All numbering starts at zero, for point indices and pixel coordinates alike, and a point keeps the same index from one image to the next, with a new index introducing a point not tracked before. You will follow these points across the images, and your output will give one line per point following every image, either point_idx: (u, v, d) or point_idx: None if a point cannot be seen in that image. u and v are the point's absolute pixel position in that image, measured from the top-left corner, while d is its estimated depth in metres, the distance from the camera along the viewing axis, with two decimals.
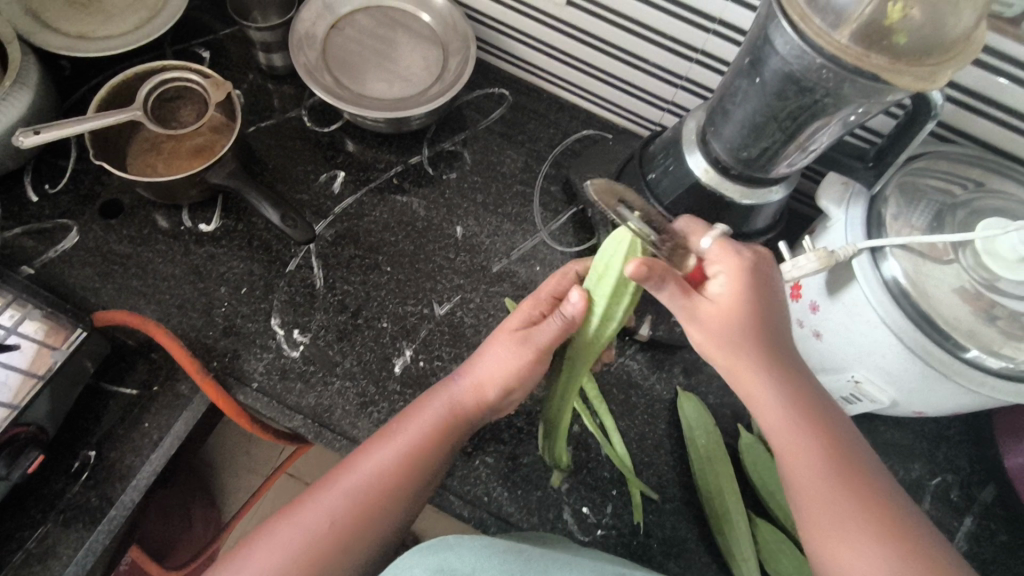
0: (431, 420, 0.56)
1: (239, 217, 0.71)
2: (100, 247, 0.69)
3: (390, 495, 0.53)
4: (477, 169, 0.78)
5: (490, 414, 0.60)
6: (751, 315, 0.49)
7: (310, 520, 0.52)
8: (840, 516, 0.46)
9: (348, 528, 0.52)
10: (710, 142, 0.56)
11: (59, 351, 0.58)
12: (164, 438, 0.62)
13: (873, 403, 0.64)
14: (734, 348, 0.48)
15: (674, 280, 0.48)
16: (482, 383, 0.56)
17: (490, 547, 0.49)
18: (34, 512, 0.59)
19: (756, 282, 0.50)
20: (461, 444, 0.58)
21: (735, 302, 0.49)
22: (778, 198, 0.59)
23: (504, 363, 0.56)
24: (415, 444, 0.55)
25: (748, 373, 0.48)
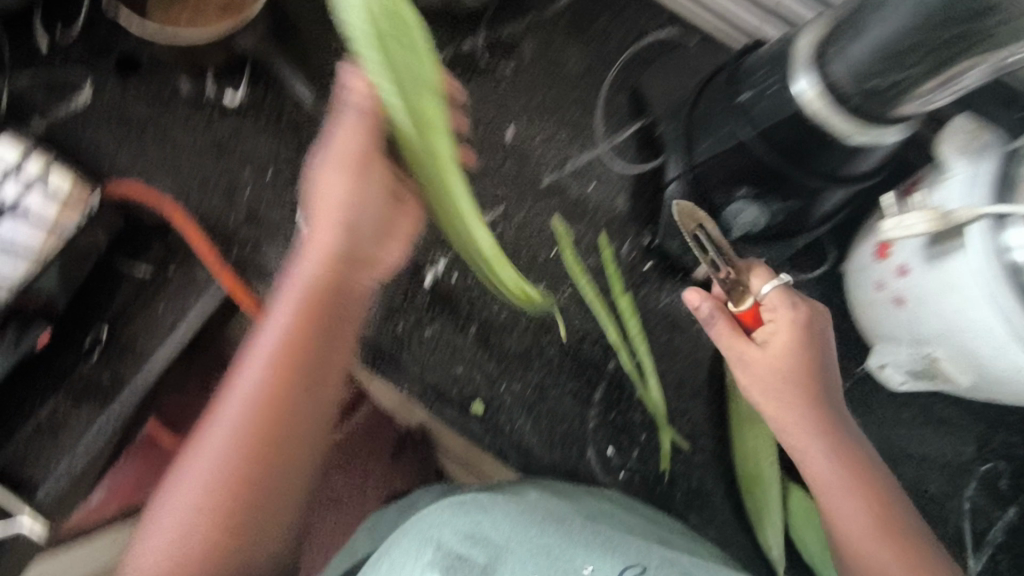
0: (264, 364, 0.45)
1: (268, 89, 0.63)
2: (116, 108, 0.62)
3: (256, 464, 0.45)
4: (537, 63, 0.68)
5: (356, 282, 0.47)
6: (805, 367, 0.54)
7: (187, 487, 0.45)
8: (864, 532, 0.52)
9: (259, 417, 0.45)
10: (828, 63, 0.47)
11: (87, 210, 0.56)
12: (178, 324, 0.58)
13: (946, 382, 0.58)
14: (790, 401, 0.54)
15: (720, 317, 0.56)
16: (297, 290, 0.45)
17: (531, 514, 0.49)
18: (46, 385, 0.57)
19: (802, 327, 0.54)
20: (349, 330, 0.48)
21: (789, 344, 0.54)
22: (892, 142, 0.49)
23: (345, 212, 0.44)
24: (297, 314, 0.45)
25: (806, 441, 0.54)
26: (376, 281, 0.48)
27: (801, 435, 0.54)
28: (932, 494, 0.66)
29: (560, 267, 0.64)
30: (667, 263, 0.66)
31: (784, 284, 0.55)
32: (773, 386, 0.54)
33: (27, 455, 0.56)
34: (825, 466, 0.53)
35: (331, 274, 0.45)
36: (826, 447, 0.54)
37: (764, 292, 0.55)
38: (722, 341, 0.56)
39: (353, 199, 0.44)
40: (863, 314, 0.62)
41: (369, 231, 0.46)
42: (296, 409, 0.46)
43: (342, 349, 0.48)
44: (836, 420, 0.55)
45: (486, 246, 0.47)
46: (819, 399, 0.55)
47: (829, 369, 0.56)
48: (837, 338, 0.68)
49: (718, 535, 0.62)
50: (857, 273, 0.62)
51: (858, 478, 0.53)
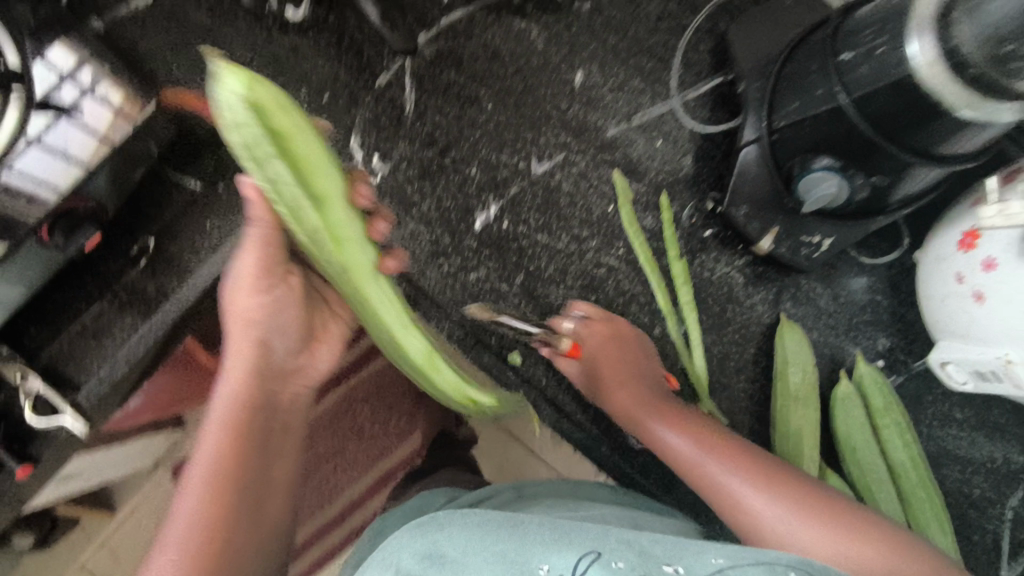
0: (217, 429, 0.46)
1: (330, 9, 0.60)
2: (175, 11, 0.60)
3: (223, 542, 0.44)
4: (616, 4, 0.64)
5: (287, 366, 0.50)
6: (639, 382, 0.58)
7: (162, 549, 0.43)
8: (782, 510, 0.49)
9: (219, 490, 0.45)
10: (954, 23, 0.42)
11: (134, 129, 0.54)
12: (224, 243, 0.58)
13: (1015, 389, 0.54)
14: (647, 419, 0.56)
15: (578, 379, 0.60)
16: (244, 318, 0.47)
17: (479, 521, 0.47)
18: (91, 287, 0.57)
19: (614, 345, 0.59)
20: (289, 411, 0.50)
21: (614, 365, 0.58)
22: (1008, 121, 0.45)
23: (263, 305, 0.47)
24: (236, 402, 0.46)
25: (652, 432, 0.55)
26: (308, 387, 0.52)
27: (662, 439, 0.54)
28: (975, 499, 0.63)
29: (615, 225, 0.62)
30: (727, 231, 0.63)
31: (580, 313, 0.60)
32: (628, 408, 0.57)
33: (70, 354, 0.56)
34: (728, 476, 0.51)
35: (260, 368, 0.48)
36: (671, 428, 0.54)
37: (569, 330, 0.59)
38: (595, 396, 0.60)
39: (251, 291, 0.46)
40: (930, 307, 0.59)
41: (285, 323, 0.49)
42: (256, 469, 0.47)
43: (271, 348, 0.48)
44: (639, 416, 0.56)
45: (417, 354, 0.48)
46: (640, 393, 0.57)
47: (648, 379, 0.59)
48: (898, 328, 0.64)
49: None
50: (932, 262, 0.58)
51: (771, 477, 0.51)
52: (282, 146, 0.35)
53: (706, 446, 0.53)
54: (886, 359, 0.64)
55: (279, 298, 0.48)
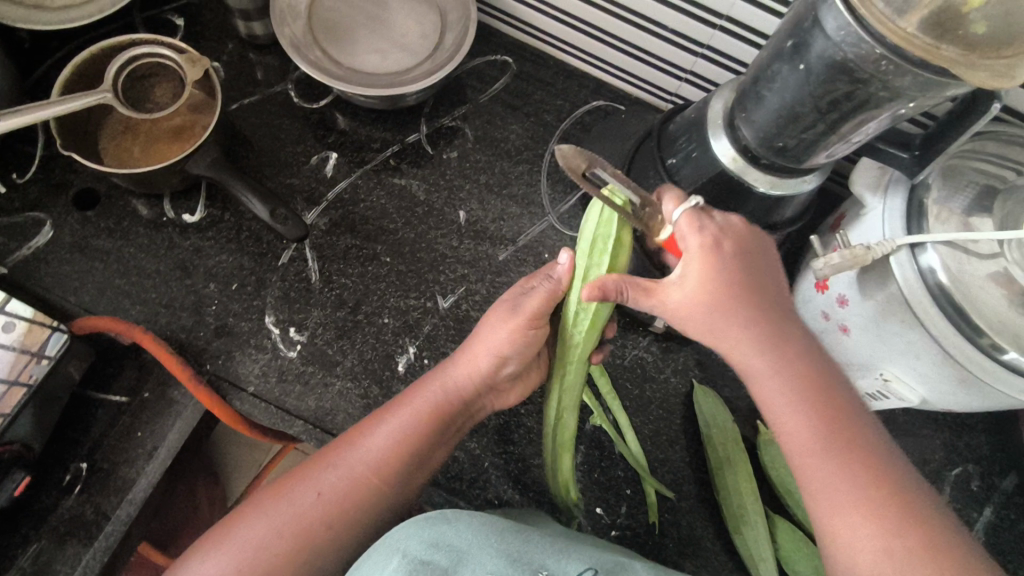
0: (369, 459, 0.52)
1: (225, 207, 0.66)
2: (77, 242, 0.64)
3: (351, 519, 0.51)
4: (480, 146, 0.72)
5: (484, 398, 0.58)
6: (738, 275, 0.46)
7: (303, 496, 0.51)
8: (850, 510, 0.42)
9: (345, 502, 0.51)
10: (738, 127, 0.51)
11: (55, 330, 0.55)
12: (158, 448, 0.59)
13: (900, 401, 0.61)
14: (802, 383, 0.45)
15: (633, 287, 0.48)
16: (473, 362, 0.55)
17: (488, 523, 0.49)
18: (25, 529, 0.56)
19: (731, 256, 0.47)
20: (447, 444, 0.57)
21: (701, 281, 0.46)
22: (810, 188, 0.53)
23: (511, 337, 0.53)
24: (404, 437, 0.53)
25: (783, 405, 0.45)
26: (489, 409, 0.59)
27: (788, 405, 0.45)
28: None
29: None
30: (627, 318, 0.69)
31: (696, 207, 0.48)
32: (703, 322, 0.46)
33: None
34: (797, 426, 0.44)
35: (470, 390, 0.55)
36: (811, 417, 0.44)
37: (674, 220, 0.48)
38: (646, 304, 0.48)
39: (517, 338, 0.53)
40: None
41: (512, 374, 0.57)
42: (382, 499, 0.52)
43: (437, 455, 0.56)
44: (802, 376, 0.45)
45: (569, 430, 0.59)
46: (786, 343, 0.46)
47: (766, 270, 0.48)
48: None
49: None
50: (802, 305, 0.66)
51: (839, 440, 0.43)
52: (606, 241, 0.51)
53: (831, 430, 0.44)
54: None
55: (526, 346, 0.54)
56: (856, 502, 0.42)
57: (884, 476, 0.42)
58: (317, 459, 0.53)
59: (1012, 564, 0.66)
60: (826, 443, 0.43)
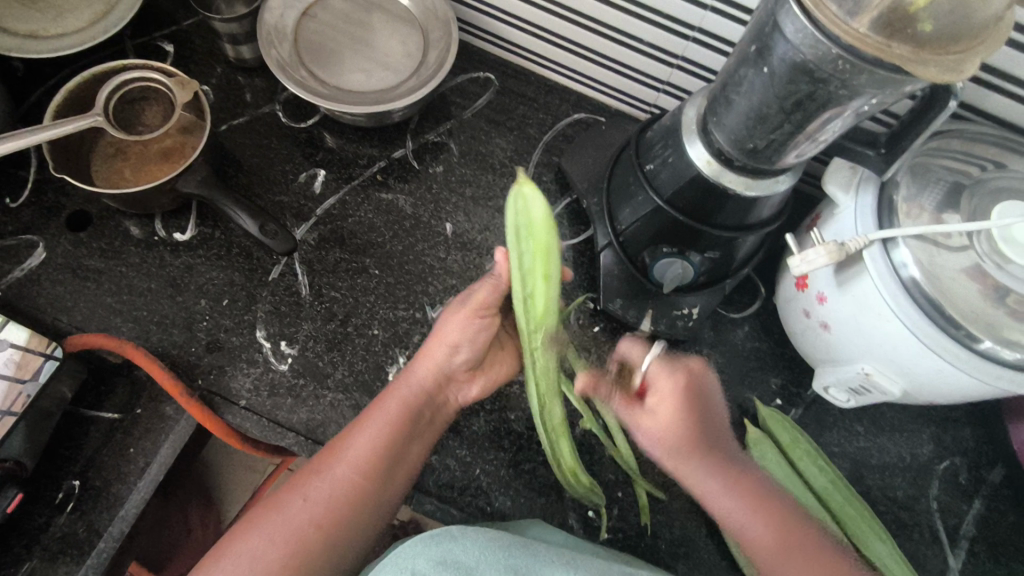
0: (350, 464, 0.53)
1: (215, 225, 0.67)
2: (69, 263, 0.65)
3: (339, 521, 0.52)
4: (465, 160, 0.74)
5: (450, 392, 0.60)
6: (691, 406, 0.56)
7: (291, 504, 0.52)
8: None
9: (333, 509, 0.52)
10: (711, 131, 0.53)
11: (50, 356, 0.56)
12: (150, 463, 0.59)
13: (884, 395, 0.62)
14: (740, 484, 0.55)
15: (617, 392, 0.61)
16: (430, 355, 0.57)
17: (494, 540, 0.50)
18: (19, 548, 0.57)
19: (687, 399, 0.56)
20: (424, 441, 0.58)
21: (670, 417, 0.55)
22: (784, 188, 0.55)
23: (462, 329, 0.57)
24: (382, 437, 0.54)
25: (722, 497, 0.55)
26: (457, 401, 0.61)
27: (732, 505, 0.55)
28: (902, 500, 0.68)
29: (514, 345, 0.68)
30: (613, 323, 0.70)
31: (660, 355, 0.59)
32: (673, 448, 0.56)
33: None
34: (756, 529, 0.54)
35: (433, 384, 0.57)
36: (755, 516, 0.54)
37: (646, 367, 0.58)
38: (627, 416, 0.60)
39: (468, 325, 0.57)
40: (798, 342, 0.68)
41: (472, 368, 0.59)
42: (370, 498, 0.53)
43: (414, 448, 0.57)
44: (743, 478, 0.56)
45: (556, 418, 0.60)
46: (727, 461, 0.56)
47: (713, 407, 0.59)
48: (782, 365, 0.72)
49: None
50: (786, 306, 0.68)
51: (790, 541, 0.53)
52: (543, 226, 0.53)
53: (771, 521, 0.54)
54: (783, 396, 0.71)
55: (481, 330, 0.57)
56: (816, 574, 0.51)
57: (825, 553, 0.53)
58: (305, 469, 0.54)
59: (1004, 556, 0.67)
60: (770, 534, 0.53)
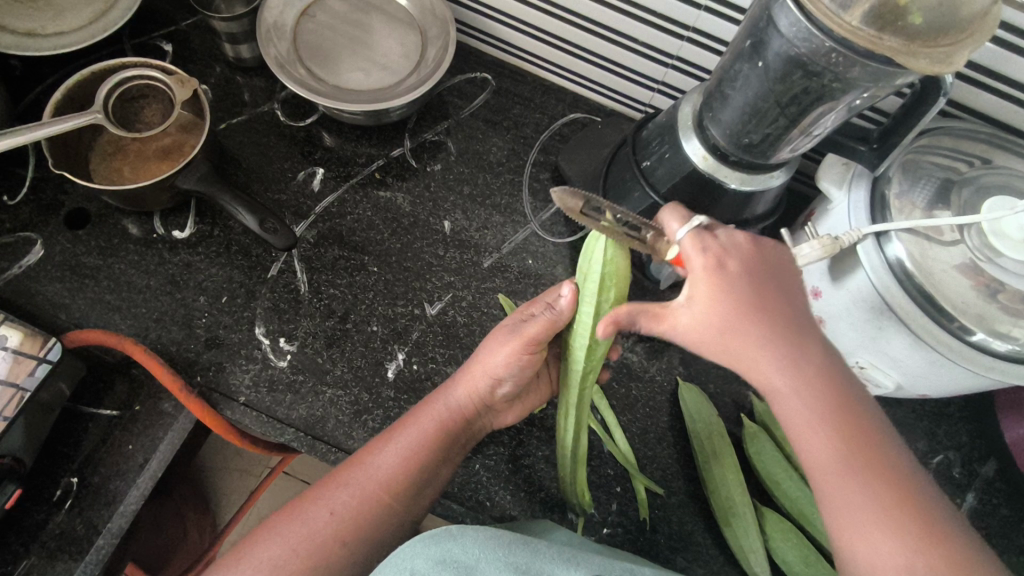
0: (379, 479, 0.53)
1: (214, 222, 0.67)
2: (68, 260, 0.65)
3: (364, 535, 0.51)
4: (463, 159, 0.75)
5: (485, 416, 0.60)
6: (743, 285, 0.44)
7: (315, 516, 0.51)
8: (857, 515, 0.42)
9: (356, 523, 0.51)
10: (707, 127, 0.54)
11: (43, 360, 0.56)
12: (149, 460, 0.59)
13: (878, 388, 0.63)
14: (799, 367, 0.43)
15: (643, 311, 0.47)
16: (471, 379, 0.57)
17: (500, 538, 0.48)
18: (17, 545, 0.56)
19: (739, 269, 0.44)
20: (454, 462, 0.58)
21: (712, 302, 0.44)
22: (779, 183, 0.56)
23: (508, 359, 0.55)
24: (412, 452, 0.54)
25: (767, 385, 0.44)
26: (490, 425, 0.61)
27: (781, 391, 0.43)
28: None
29: None
30: None
31: (699, 226, 0.46)
32: (711, 335, 0.44)
33: None
34: (825, 457, 0.43)
35: (468, 406, 0.57)
36: (813, 406, 0.43)
37: (677, 238, 0.47)
38: (656, 324, 0.46)
39: (512, 361, 0.55)
40: None
41: (508, 396, 0.59)
42: (394, 514, 0.53)
43: (445, 470, 0.57)
44: (808, 354, 0.44)
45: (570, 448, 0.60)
46: (791, 334, 0.44)
47: (780, 288, 0.46)
48: None
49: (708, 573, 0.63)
50: None
51: (852, 444, 0.43)
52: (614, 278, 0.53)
53: (835, 420, 0.43)
54: None
55: (522, 370, 0.56)
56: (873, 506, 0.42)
57: (886, 464, 0.43)
58: (329, 478, 0.54)
59: (998, 549, 0.67)
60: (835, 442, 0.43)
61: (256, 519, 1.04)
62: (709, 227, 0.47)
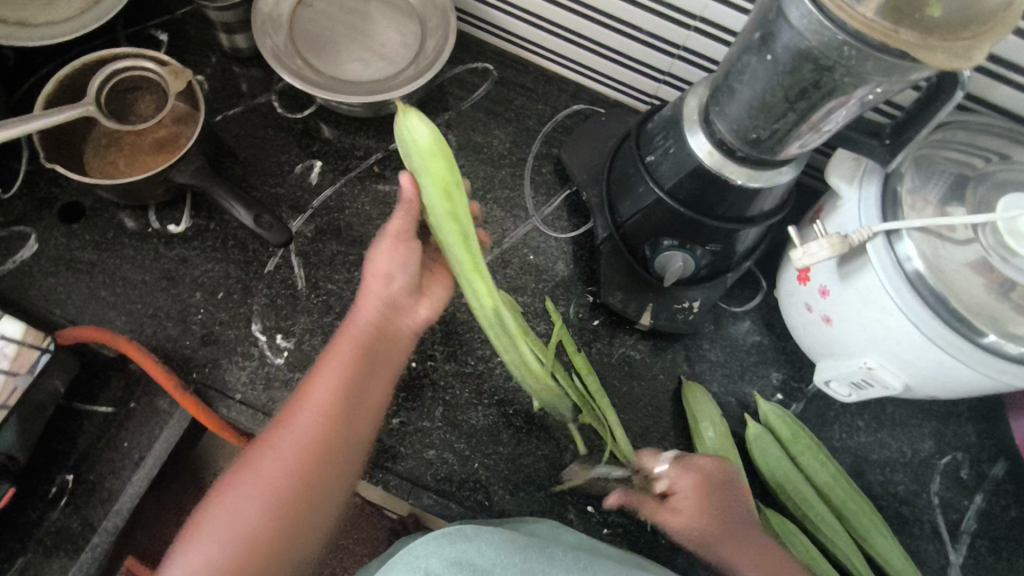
0: (314, 413, 0.51)
1: (210, 216, 0.66)
2: (62, 255, 0.64)
3: (314, 471, 0.50)
4: (463, 152, 0.73)
5: (397, 321, 0.54)
6: (705, 530, 0.56)
7: (266, 462, 0.50)
8: None
9: (307, 464, 0.50)
10: (713, 121, 0.52)
11: (44, 350, 0.55)
12: (145, 457, 0.59)
13: (885, 389, 0.61)
14: (762, 563, 0.56)
15: (642, 496, 0.59)
16: (366, 296, 0.54)
17: (511, 541, 0.50)
18: (12, 542, 0.56)
19: (709, 493, 0.57)
20: (385, 374, 0.54)
21: (694, 514, 0.56)
22: (787, 179, 0.54)
23: (401, 260, 0.53)
24: (342, 377, 0.52)
25: (732, 564, 0.56)
26: (412, 332, 0.56)
27: (738, 552, 0.56)
28: (903, 495, 0.68)
29: None
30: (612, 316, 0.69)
31: (676, 458, 0.59)
32: (698, 535, 0.56)
33: None
34: None
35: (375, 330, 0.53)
36: (756, 560, 0.56)
37: (663, 472, 0.59)
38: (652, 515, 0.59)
39: (394, 253, 0.53)
40: (799, 335, 0.67)
41: (403, 296, 0.54)
42: (341, 451, 0.51)
43: (381, 396, 0.54)
44: (770, 557, 0.56)
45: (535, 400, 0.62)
46: (749, 539, 0.56)
47: (743, 528, 0.57)
48: (783, 360, 0.72)
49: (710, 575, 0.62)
50: (787, 299, 0.67)
51: None
52: (438, 148, 0.54)
53: None
54: (784, 390, 0.70)
55: (410, 256, 0.54)
56: None
57: None
58: (277, 423, 0.52)
59: (1005, 551, 0.66)
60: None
61: None
62: (680, 457, 0.60)
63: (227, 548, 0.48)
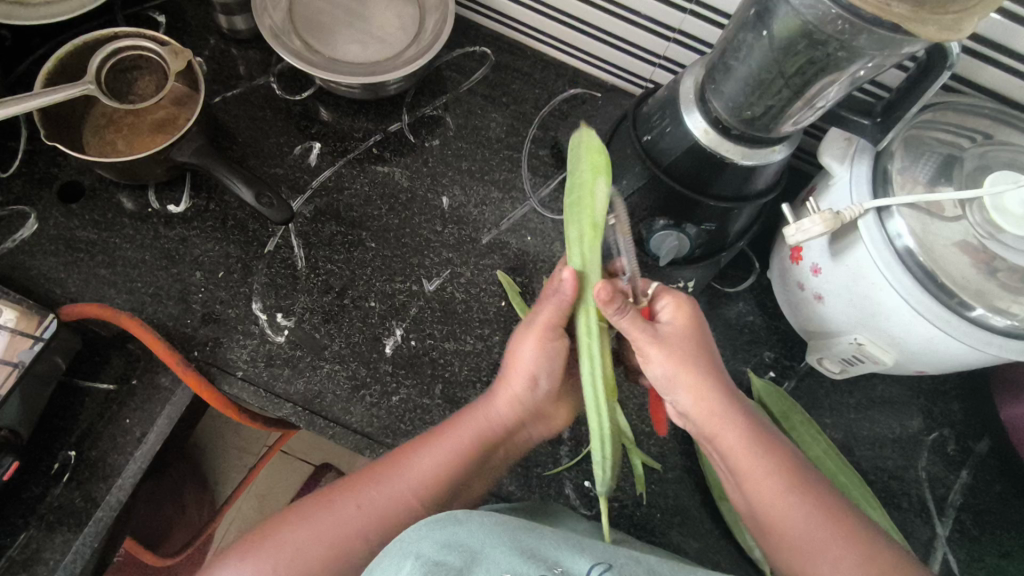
0: (419, 484, 0.53)
1: (210, 196, 0.67)
2: (62, 235, 0.64)
3: (392, 535, 0.52)
4: (461, 134, 0.74)
5: (521, 434, 0.58)
6: (699, 337, 0.53)
7: (346, 510, 0.52)
8: (764, 471, 0.50)
9: (388, 531, 0.52)
10: (709, 100, 0.53)
11: (38, 338, 0.55)
12: (146, 433, 0.59)
13: (876, 364, 0.63)
14: (719, 381, 0.52)
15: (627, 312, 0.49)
16: (509, 391, 0.55)
17: (503, 524, 0.49)
18: (15, 518, 0.57)
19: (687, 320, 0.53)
20: (486, 471, 0.58)
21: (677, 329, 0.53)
22: (781, 158, 0.55)
23: (536, 355, 0.53)
24: (453, 459, 0.54)
25: (695, 389, 0.51)
26: (532, 437, 0.59)
27: (701, 394, 0.51)
28: (891, 470, 0.70)
29: None
30: None
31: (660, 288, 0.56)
32: (675, 350, 0.51)
33: None
34: (750, 450, 0.51)
35: (501, 434, 0.56)
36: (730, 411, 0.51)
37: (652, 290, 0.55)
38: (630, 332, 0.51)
39: (543, 356, 0.54)
40: (793, 313, 0.69)
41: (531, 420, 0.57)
42: (427, 523, 0.54)
43: (478, 480, 0.57)
44: (735, 392, 0.53)
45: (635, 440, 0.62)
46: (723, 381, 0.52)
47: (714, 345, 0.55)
48: (776, 340, 0.73)
49: (705, 548, 0.63)
50: (783, 278, 0.68)
51: (768, 440, 0.51)
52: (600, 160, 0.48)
53: (751, 423, 0.52)
54: (777, 368, 0.72)
55: (556, 360, 0.54)
56: (792, 488, 0.50)
57: (817, 487, 0.50)
58: (372, 469, 0.54)
59: (990, 525, 0.68)
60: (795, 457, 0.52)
61: (253, 496, 1.05)
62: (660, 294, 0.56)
63: (280, 571, 0.50)
